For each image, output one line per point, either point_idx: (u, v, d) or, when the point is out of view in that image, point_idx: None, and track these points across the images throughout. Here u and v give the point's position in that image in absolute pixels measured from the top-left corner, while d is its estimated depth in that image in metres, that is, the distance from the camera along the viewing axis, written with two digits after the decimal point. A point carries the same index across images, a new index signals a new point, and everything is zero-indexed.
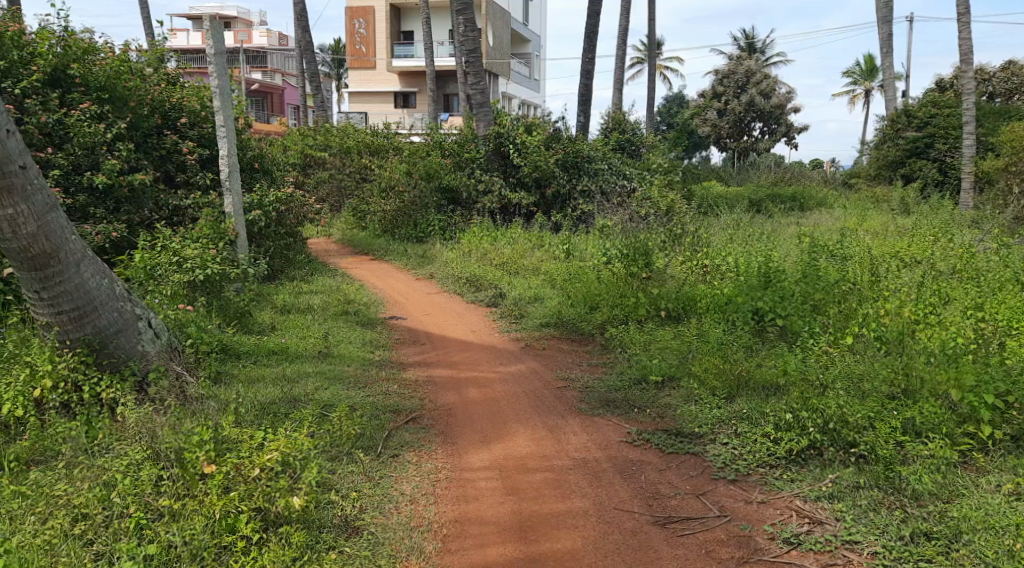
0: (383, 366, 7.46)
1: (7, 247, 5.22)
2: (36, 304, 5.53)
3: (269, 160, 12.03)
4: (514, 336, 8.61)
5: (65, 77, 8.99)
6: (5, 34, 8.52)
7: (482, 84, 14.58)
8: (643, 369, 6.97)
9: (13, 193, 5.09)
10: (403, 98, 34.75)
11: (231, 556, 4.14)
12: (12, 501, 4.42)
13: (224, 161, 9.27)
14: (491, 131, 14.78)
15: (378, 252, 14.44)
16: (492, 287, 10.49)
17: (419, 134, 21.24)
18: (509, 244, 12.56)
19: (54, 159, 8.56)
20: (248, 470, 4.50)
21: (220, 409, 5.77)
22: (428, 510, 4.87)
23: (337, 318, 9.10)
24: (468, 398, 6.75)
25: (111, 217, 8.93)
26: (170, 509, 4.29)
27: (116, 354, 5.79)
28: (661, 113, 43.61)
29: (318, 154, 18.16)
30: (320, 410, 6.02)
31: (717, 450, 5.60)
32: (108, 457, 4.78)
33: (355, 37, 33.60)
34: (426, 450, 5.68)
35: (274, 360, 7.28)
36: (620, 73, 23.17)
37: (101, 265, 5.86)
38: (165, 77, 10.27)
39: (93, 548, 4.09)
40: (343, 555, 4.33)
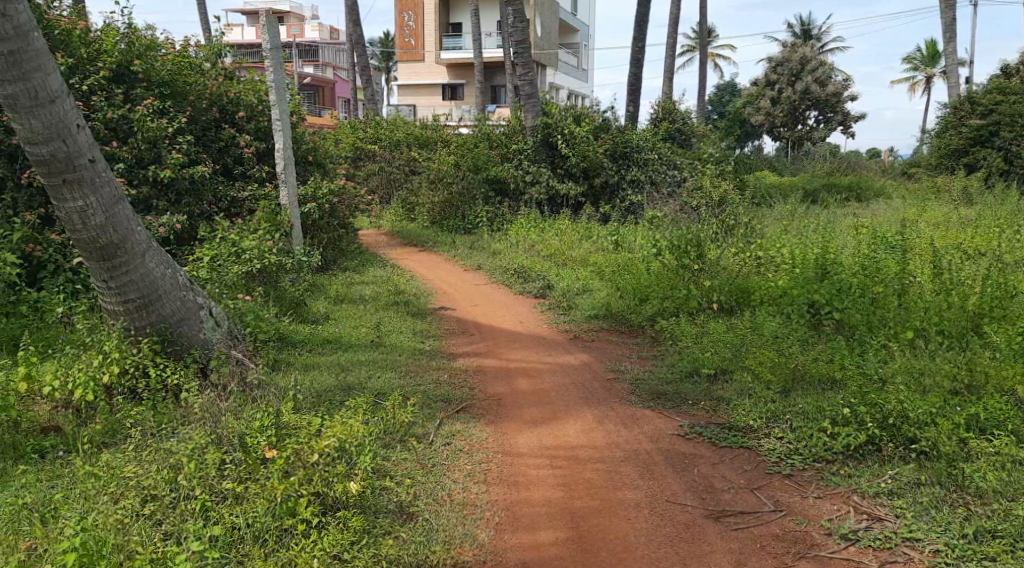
0: (433, 356, 7.54)
1: (77, 238, 5.43)
2: (104, 294, 5.73)
3: (322, 153, 12.23)
4: (563, 326, 8.63)
5: (129, 73, 9.29)
6: (74, 33, 8.84)
7: (531, 76, 14.57)
8: (695, 362, 6.92)
9: (83, 185, 5.31)
10: (451, 90, 34.96)
11: (292, 538, 4.23)
12: (86, 481, 4.58)
13: (280, 154, 9.45)
14: (539, 122, 14.74)
15: (427, 242, 14.57)
16: (539, 278, 10.51)
17: (467, 127, 21.30)
18: (557, 235, 12.55)
19: (119, 153, 8.84)
20: (307, 455, 4.62)
21: (280, 396, 5.93)
22: (480, 499, 4.93)
23: (388, 309, 9.22)
24: (518, 389, 6.79)
25: (173, 209, 9.23)
26: (234, 492, 4.43)
27: (179, 342, 5.99)
28: (713, 102, 42.98)
29: (368, 147, 18.39)
30: (373, 399, 6.13)
31: (772, 444, 5.54)
32: (174, 440, 4.92)
33: (405, 30, 33.97)
34: (477, 439, 5.74)
35: (328, 349, 7.44)
36: (670, 62, 22.88)
37: (165, 256, 6.05)
38: (223, 71, 10.52)
39: (161, 528, 4.23)
40: (399, 540, 4.41)
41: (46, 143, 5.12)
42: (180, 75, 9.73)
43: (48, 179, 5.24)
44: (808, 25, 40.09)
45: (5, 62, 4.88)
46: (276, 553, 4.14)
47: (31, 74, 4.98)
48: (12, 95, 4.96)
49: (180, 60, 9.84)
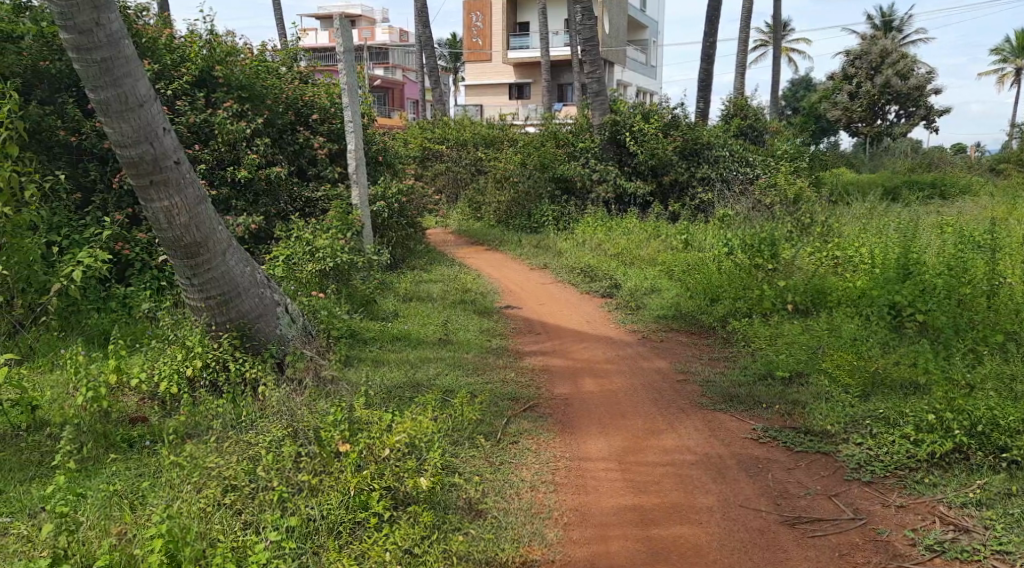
0: (500, 355, 7.58)
1: (164, 237, 5.65)
2: (188, 290, 5.95)
3: (391, 153, 12.42)
4: (630, 326, 8.56)
5: (210, 79, 9.63)
6: (159, 41, 9.22)
7: (599, 73, 14.48)
8: (769, 364, 6.76)
9: (169, 186, 5.52)
10: (517, 89, 34.98)
11: (365, 531, 4.32)
12: (171, 471, 4.76)
13: (352, 155, 9.65)
14: (607, 120, 14.61)
15: (492, 242, 14.63)
16: (607, 278, 10.42)
17: (534, 126, 21.31)
18: (625, 234, 12.44)
19: (201, 155, 9.16)
20: (379, 450, 4.71)
21: (352, 391, 6.05)
22: (549, 498, 4.93)
23: (456, 307, 9.30)
24: (586, 389, 6.76)
25: (251, 209, 9.56)
26: (309, 484, 4.53)
27: (257, 338, 6.17)
28: (786, 97, 42.08)
29: (436, 147, 18.55)
30: (442, 396, 6.20)
31: (851, 450, 5.38)
32: (254, 433, 5.08)
33: (472, 30, 34.48)
34: (545, 438, 5.75)
35: (398, 346, 7.55)
36: (742, 56, 22.39)
37: (244, 254, 6.25)
38: (298, 75, 10.80)
39: (242, 518, 4.35)
40: (468, 537, 4.44)
41: (135, 146, 5.34)
42: (259, 79, 10.03)
43: (137, 180, 5.46)
44: (890, 16, 38.62)
45: (98, 69, 5.10)
46: (350, 546, 4.22)
47: (122, 80, 5.20)
48: (104, 100, 5.18)
49: (258, 64, 10.15)
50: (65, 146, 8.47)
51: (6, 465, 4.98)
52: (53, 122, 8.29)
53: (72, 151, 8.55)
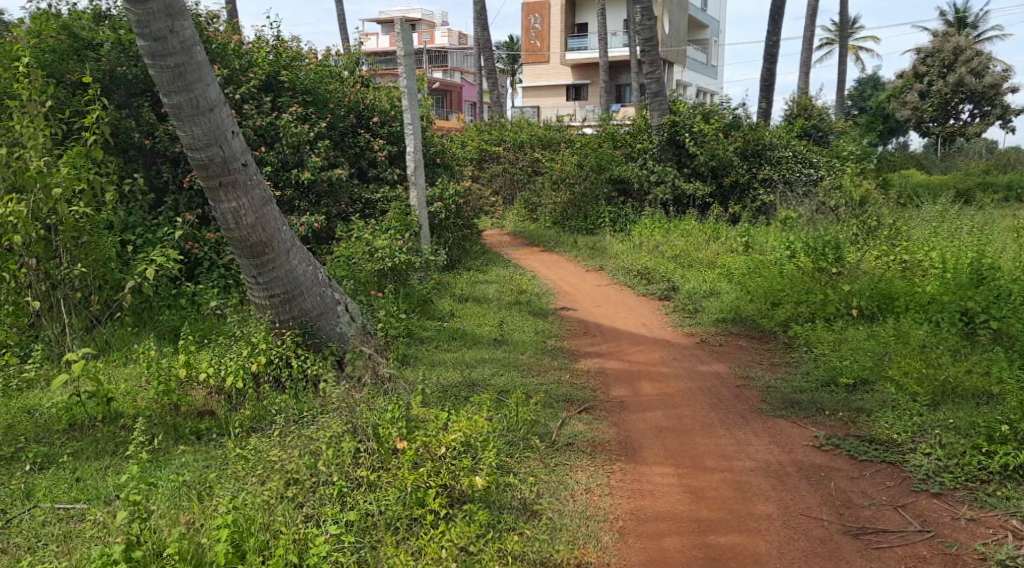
0: (556, 356, 7.58)
1: (231, 236, 5.81)
2: (254, 288, 6.11)
3: (449, 154, 12.53)
4: (688, 329, 8.46)
5: (276, 83, 9.89)
6: (229, 47, 9.51)
7: (658, 74, 14.35)
8: (833, 371, 6.61)
9: (237, 188, 5.68)
10: (575, 90, 34.89)
11: (421, 527, 4.37)
12: (236, 463, 4.89)
13: (410, 157, 9.77)
14: (666, 121, 14.46)
15: (549, 243, 14.63)
16: (664, 280, 10.33)
17: (592, 126, 21.23)
18: (683, 236, 12.30)
19: (267, 157, 9.41)
20: (436, 447, 4.78)
21: (409, 389, 6.13)
22: (604, 501, 4.91)
23: (511, 308, 9.34)
24: (643, 392, 6.71)
25: (313, 210, 9.77)
26: (368, 480, 4.61)
27: (319, 335, 6.30)
28: (853, 96, 41.00)
29: (493, 149, 18.63)
30: (497, 395, 6.24)
31: (918, 460, 5.22)
32: (315, 428, 5.18)
33: (530, 32, 34.33)
34: (601, 440, 5.73)
35: (454, 345, 7.62)
36: (806, 55, 21.92)
37: (307, 254, 6.38)
38: (360, 78, 10.97)
39: (303, 510, 4.44)
40: (524, 537, 4.45)
41: (205, 149, 5.51)
42: (322, 83, 10.26)
43: (207, 182, 5.63)
44: (964, 13, 37.32)
45: (172, 75, 5.29)
46: (407, 542, 4.28)
47: (194, 85, 5.38)
48: (177, 104, 5.37)
49: (321, 69, 10.39)
50: (140, 149, 8.80)
51: (82, 454, 5.18)
52: (129, 126, 8.62)
53: (146, 153, 8.87)
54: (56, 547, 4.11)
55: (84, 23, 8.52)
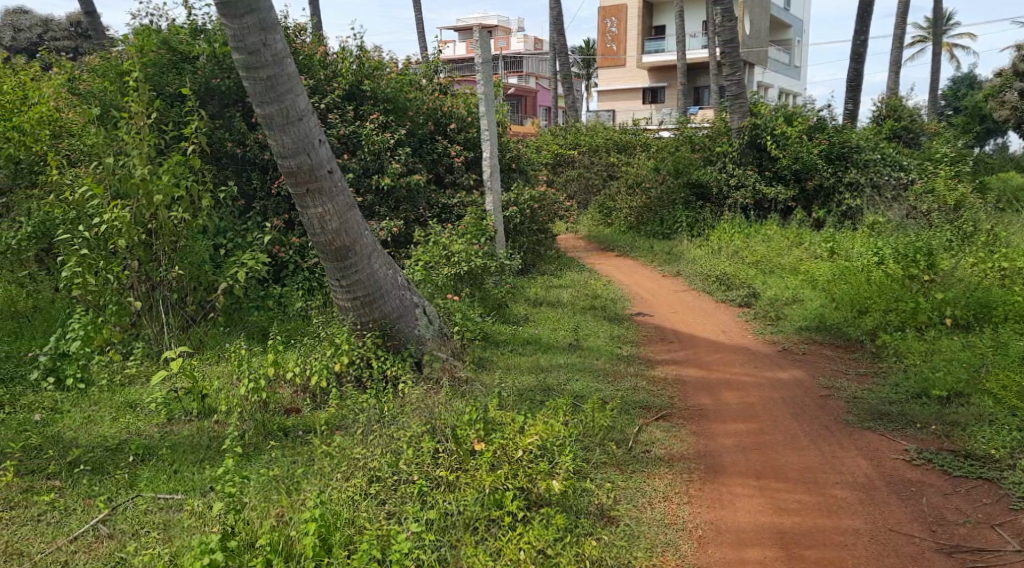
0: (632, 362, 7.53)
1: (317, 240, 6.00)
2: (337, 291, 6.28)
3: (525, 160, 12.61)
4: (769, 337, 8.28)
5: (359, 92, 10.18)
6: (315, 58, 9.85)
7: (739, 75, 14.09)
8: (924, 382, 6.36)
9: (323, 194, 5.86)
10: (652, 94, 34.54)
11: (499, 529, 4.41)
12: (322, 459, 5.05)
13: (487, 162, 9.88)
14: (746, 124, 14.12)
15: (624, 248, 14.53)
16: (744, 286, 10.12)
17: (669, 130, 20.95)
18: (764, 242, 12.02)
19: (349, 164, 9.67)
20: (513, 450, 4.83)
21: (486, 392, 6.20)
22: (683, 509, 4.85)
23: (587, 313, 9.32)
24: (723, 401, 6.59)
25: (392, 215, 9.98)
26: (447, 480, 4.68)
27: (398, 337, 6.43)
28: (947, 96, 39.17)
29: (568, 153, 18.61)
30: (573, 401, 6.24)
31: (1017, 477, 4.98)
32: (395, 427, 5.30)
33: (607, 36, 34.12)
34: (679, 448, 5.67)
35: (529, 349, 7.67)
36: (897, 54, 21.13)
37: (387, 258, 6.52)
38: (438, 86, 11.11)
39: (385, 507, 4.53)
40: (601, 542, 4.44)
41: (294, 157, 5.71)
42: (402, 91, 10.50)
43: (295, 188, 5.84)
44: None
45: (264, 86, 5.52)
46: (486, 542, 4.31)
47: (285, 96, 5.59)
48: (269, 115, 5.59)
49: (402, 77, 10.61)
50: (232, 157, 9.17)
51: (180, 446, 5.43)
52: (223, 135, 9.01)
53: (237, 161, 9.24)
54: (158, 534, 4.32)
55: (182, 37, 8.95)
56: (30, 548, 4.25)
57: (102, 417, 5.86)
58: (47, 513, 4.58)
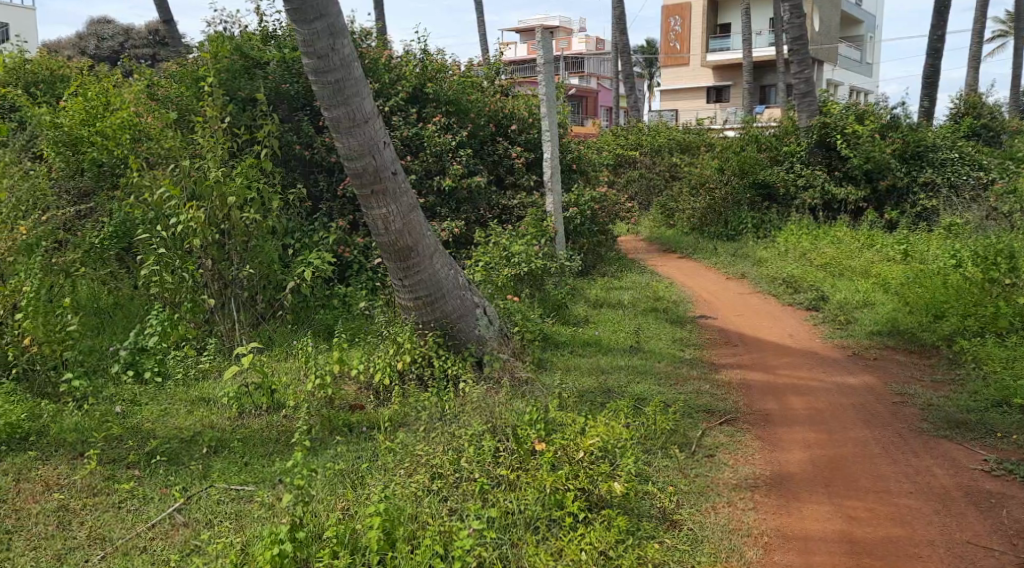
0: (694, 365, 7.44)
1: (380, 241, 6.10)
2: (400, 290, 6.38)
3: (586, 161, 12.56)
4: (838, 341, 8.06)
5: (422, 94, 10.32)
6: (380, 62, 10.01)
7: (808, 73, 13.76)
8: (1004, 391, 6.11)
9: (387, 195, 5.96)
10: (716, 93, 34.01)
11: (560, 529, 4.40)
12: (386, 455, 5.13)
13: (549, 163, 9.89)
14: (815, 122, 13.85)
15: (686, 250, 14.34)
16: (812, 289, 9.88)
17: (734, 129, 20.57)
18: (833, 244, 11.71)
19: (412, 165, 9.80)
20: (575, 452, 4.83)
21: (547, 392, 6.20)
22: (748, 515, 4.77)
23: (648, 315, 9.23)
24: (790, 406, 6.45)
25: (454, 216, 10.06)
26: (508, 478, 4.70)
27: (459, 337, 6.48)
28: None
29: (630, 153, 18.46)
30: (634, 403, 6.19)
31: None
32: (457, 426, 5.34)
33: (671, 35, 34.04)
34: (744, 453, 5.57)
35: (589, 351, 7.64)
36: (976, 49, 20.32)
37: (449, 258, 6.59)
38: (500, 88, 11.16)
39: (447, 504, 4.56)
40: (664, 546, 4.39)
41: (360, 158, 5.82)
42: (465, 93, 10.59)
43: (361, 190, 5.95)
44: None
45: (332, 90, 5.64)
46: (547, 542, 4.31)
47: (351, 99, 5.70)
48: (336, 118, 5.71)
49: (464, 80, 10.70)
50: (300, 159, 9.40)
51: (250, 439, 5.59)
52: (291, 138, 9.24)
53: (305, 163, 9.47)
54: (230, 524, 4.46)
55: (254, 43, 9.21)
56: (112, 533, 4.44)
57: (178, 410, 6.07)
58: (127, 501, 4.77)
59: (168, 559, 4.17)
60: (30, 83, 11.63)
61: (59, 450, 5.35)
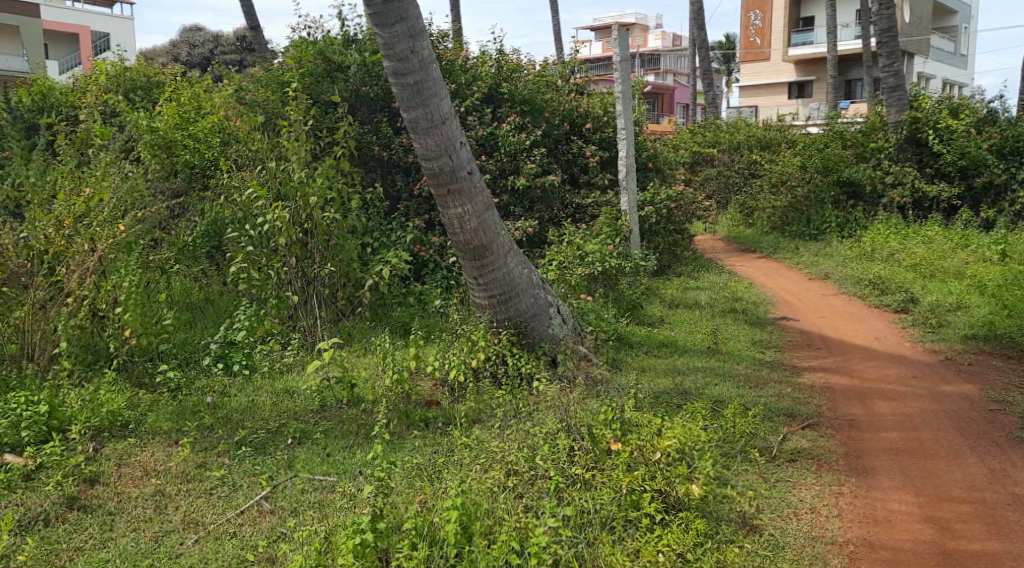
0: (775, 368, 7.27)
1: (456, 240, 6.18)
2: (474, 289, 6.44)
3: (662, 159, 12.40)
4: (928, 346, 7.75)
5: (497, 95, 10.39)
6: (456, 63, 10.14)
7: (898, 66, 13.22)
8: None
9: (462, 194, 6.02)
10: (798, 88, 32.99)
11: (636, 530, 4.38)
12: (463, 451, 5.21)
13: (623, 161, 9.82)
14: (905, 117, 13.19)
15: (766, 250, 14.00)
16: (900, 291, 9.51)
17: (818, 125, 19.94)
18: (923, 244, 11.24)
19: (488, 165, 9.89)
20: (651, 453, 4.79)
21: (622, 392, 6.17)
22: (831, 522, 4.63)
23: (726, 316, 9.07)
24: (876, 411, 6.24)
25: (527, 215, 10.10)
26: (583, 478, 4.69)
27: (532, 335, 6.51)
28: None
29: (707, 151, 18.11)
30: (711, 405, 6.10)
31: None
32: (531, 424, 5.37)
33: (751, 29, 33.33)
34: (826, 458, 5.42)
35: (665, 352, 7.56)
36: None
37: (523, 257, 6.62)
38: (574, 86, 11.15)
39: (522, 500, 4.58)
40: (744, 551, 4.31)
41: (436, 159, 5.91)
42: (539, 93, 10.61)
43: (437, 189, 6.03)
44: None
45: (411, 92, 5.74)
46: (623, 542, 4.28)
47: (429, 101, 5.79)
48: (414, 119, 5.81)
49: (539, 79, 10.73)
50: (379, 160, 9.61)
51: (332, 432, 5.74)
52: (370, 139, 9.46)
53: (383, 164, 9.67)
54: (314, 513, 4.59)
55: (336, 47, 9.46)
56: (205, 518, 4.64)
57: (264, 401, 6.29)
58: (217, 488, 4.97)
59: (257, 544, 4.33)
60: (128, 89, 12.22)
61: (156, 437, 5.62)
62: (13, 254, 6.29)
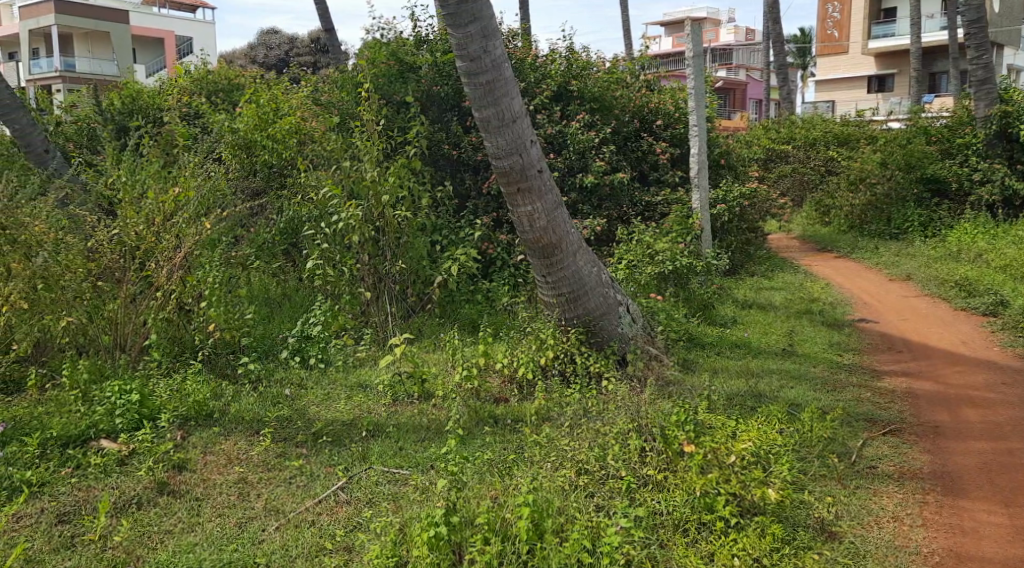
0: (853, 371, 7.06)
1: (525, 238, 6.21)
2: (543, 287, 6.46)
3: (735, 156, 12.17)
4: (1018, 351, 7.41)
5: (566, 93, 10.39)
6: (526, 62, 10.19)
7: (986, 58, 12.60)
8: None
9: (532, 193, 6.04)
10: (878, 82, 31.85)
11: (710, 533, 4.33)
12: (534, 448, 5.24)
13: (695, 159, 9.66)
14: (994, 111, 12.59)
15: (843, 249, 13.61)
16: (989, 292, 9.09)
17: (898, 119, 19.40)
18: (1014, 244, 10.84)
19: (556, 163, 9.89)
20: (726, 456, 4.69)
21: (694, 393, 6.08)
22: (916, 532, 4.47)
23: (801, 317, 8.85)
24: (962, 418, 5.99)
25: (596, 213, 10.06)
26: (655, 479, 4.68)
27: (601, 334, 6.47)
28: None
29: (781, 147, 17.66)
30: (787, 408, 5.96)
31: None
32: (602, 423, 5.35)
33: (828, 21, 32.64)
34: (909, 465, 5.24)
35: (738, 353, 7.42)
36: None
37: (593, 256, 6.60)
38: (645, 83, 11.03)
39: (594, 499, 4.57)
40: (823, 557, 4.20)
41: (507, 157, 5.94)
42: (609, 90, 10.55)
43: (508, 188, 6.07)
44: None
45: (483, 90, 5.79)
46: (696, 544, 4.25)
47: (501, 99, 5.83)
48: (486, 118, 5.86)
49: (610, 76, 10.67)
50: (448, 159, 9.72)
51: (404, 426, 5.83)
52: (441, 138, 9.58)
53: (453, 163, 9.78)
54: (389, 504, 4.69)
55: (408, 48, 9.63)
56: (285, 506, 4.78)
57: (338, 394, 6.46)
58: (296, 477, 5.12)
59: (335, 533, 4.45)
60: (210, 91, 12.66)
61: (238, 427, 5.82)
62: (107, 250, 6.58)
